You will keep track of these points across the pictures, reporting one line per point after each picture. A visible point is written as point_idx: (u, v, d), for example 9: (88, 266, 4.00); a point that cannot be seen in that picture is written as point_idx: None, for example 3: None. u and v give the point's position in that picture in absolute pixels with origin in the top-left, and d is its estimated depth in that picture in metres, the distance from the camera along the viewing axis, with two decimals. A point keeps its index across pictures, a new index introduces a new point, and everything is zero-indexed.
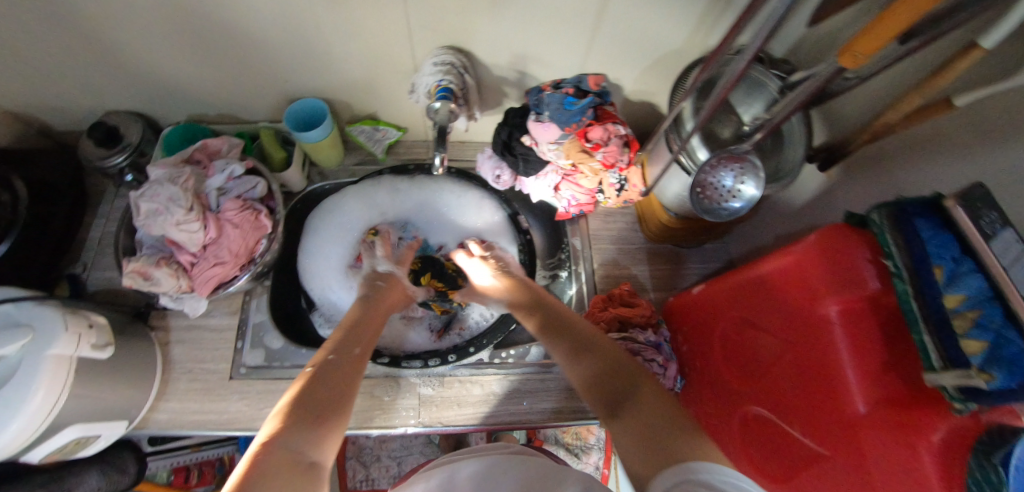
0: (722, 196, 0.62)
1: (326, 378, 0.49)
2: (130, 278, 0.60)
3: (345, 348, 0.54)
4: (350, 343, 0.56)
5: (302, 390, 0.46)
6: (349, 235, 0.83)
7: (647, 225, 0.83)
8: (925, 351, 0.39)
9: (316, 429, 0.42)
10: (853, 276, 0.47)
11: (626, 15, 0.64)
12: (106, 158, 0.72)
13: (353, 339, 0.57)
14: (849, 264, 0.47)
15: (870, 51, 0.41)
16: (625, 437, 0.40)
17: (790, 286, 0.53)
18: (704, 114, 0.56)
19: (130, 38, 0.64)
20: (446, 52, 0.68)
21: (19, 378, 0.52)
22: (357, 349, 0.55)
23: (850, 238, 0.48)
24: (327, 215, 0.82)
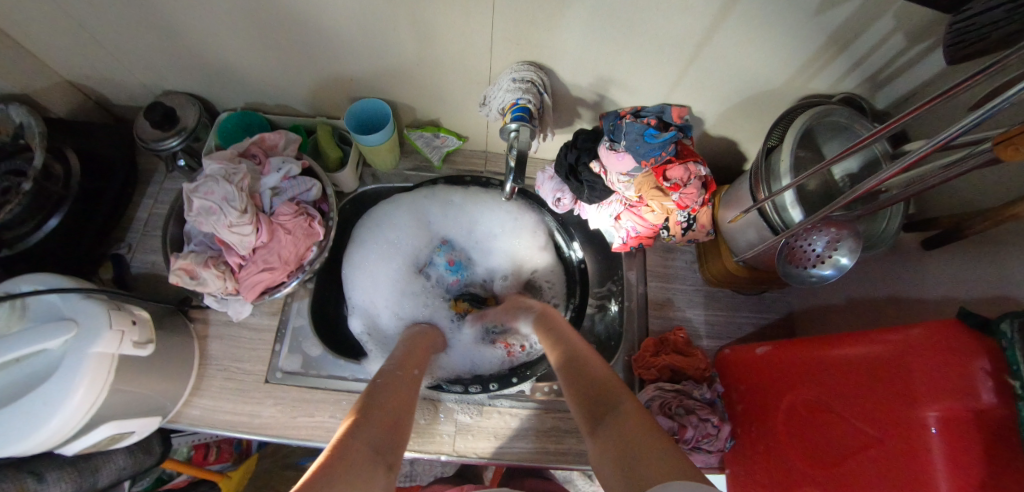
0: (811, 262, 0.56)
1: (390, 386, 0.53)
2: (177, 275, 0.58)
3: (407, 366, 0.59)
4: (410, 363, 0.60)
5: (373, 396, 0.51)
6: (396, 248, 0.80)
7: (709, 267, 0.79)
8: None
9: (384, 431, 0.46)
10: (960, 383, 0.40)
11: (729, 50, 0.59)
12: (160, 139, 0.70)
13: (410, 358, 0.61)
14: (958, 368, 0.40)
15: None
16: (605, 462, 0.43)
17: (882, 376, 0.47)
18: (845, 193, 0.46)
19: (201, 23, 0.61)
20: (527, 68, 0.64)
21: (61, 375, 0.51)
22: (415, 370, 0.60)
23: (964, 339, 0.41)
24: (377, 223, 0.80)
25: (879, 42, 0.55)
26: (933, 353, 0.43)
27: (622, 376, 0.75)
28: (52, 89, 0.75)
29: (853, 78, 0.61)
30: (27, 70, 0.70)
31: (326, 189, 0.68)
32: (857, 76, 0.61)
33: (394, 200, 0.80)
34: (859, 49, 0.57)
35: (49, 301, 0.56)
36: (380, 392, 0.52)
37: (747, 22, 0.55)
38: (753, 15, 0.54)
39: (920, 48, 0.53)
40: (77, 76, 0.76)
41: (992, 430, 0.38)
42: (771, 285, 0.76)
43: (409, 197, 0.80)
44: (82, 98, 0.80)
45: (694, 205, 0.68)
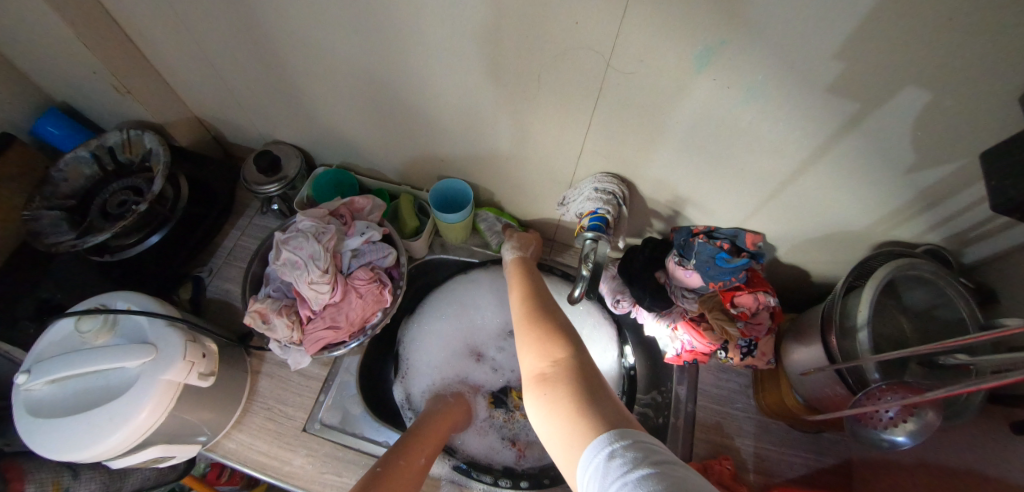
0: (881, 424, 0.53)
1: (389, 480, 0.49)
2: (251, 317, 0.61)
3: (413, 456, 0.55)
4: (417, 451, 0.56)
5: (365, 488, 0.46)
6: (468, 320, 0.80)
7: (763, 395, 0.76)
8: None
9: None
10: None
11: (812, 191, 0.60)
12: (262, 184, 0.77)
13: (416, 446, 0.57)
14: None
15: None
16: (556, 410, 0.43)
17: None
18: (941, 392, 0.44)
19: (325, 94, 0.69)
20: (610, 180, 0.66)
21: (131, 395, 0.54)
22: (422, 459, 0.56)
23: None
24: (456, 292, 0.81)
25: (969, 205, 0.55)
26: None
27: None
28: (182, 123, 0.85)
29: (939, 232, 0.61)
30: (170, 107, 0.82)
31: (399, 258, 0.71)
32: (943, 230, 0.60)
33: (473, 277, 0.81)
34: (948, 208, 0.57)
35: (136, 322, 0.59)
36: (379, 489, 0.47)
37: (835, 168, 0.56)
38: (842, 162, 0.55)
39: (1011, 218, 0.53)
40: (204, 114, 0.86)
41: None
42: (828, 426, 0.73)
43: (489, 275, 0.81)
44: (204, 133, 0.91)
45: (758, 336, 0.68)
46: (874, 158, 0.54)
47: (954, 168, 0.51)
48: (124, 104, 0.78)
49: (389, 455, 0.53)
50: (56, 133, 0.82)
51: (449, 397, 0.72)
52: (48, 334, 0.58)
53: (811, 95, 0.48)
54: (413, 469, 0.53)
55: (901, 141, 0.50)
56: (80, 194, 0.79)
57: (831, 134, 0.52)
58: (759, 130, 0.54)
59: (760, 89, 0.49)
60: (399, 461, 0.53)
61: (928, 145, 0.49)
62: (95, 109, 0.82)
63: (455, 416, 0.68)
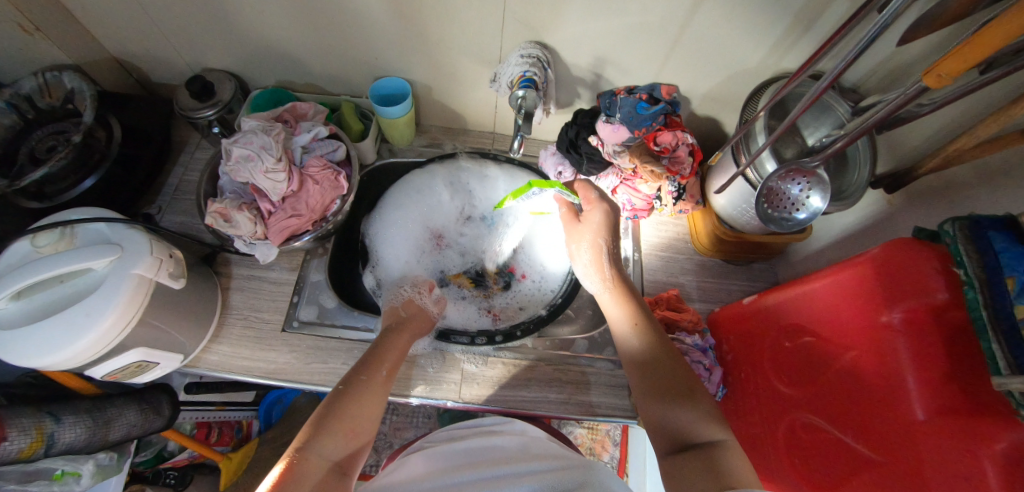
0: (789, 205, 0.63)
1: (351, 398, 0.55)
2: (212, 217, 0.63)
3: (375, 368, 0.59)
4: (378, 363, 0.60)
5: (330, 403, 0.54)
6: (429, 213, 0.84)
7: (700, 238, 0.85)
8: (992, 357, 0.39)
9: (337, 439, 0.51)
10: (917, 285, 0.46)
11: (707, 30, 0.68)
12: (197, 109, 0.78)
13: (383, 356, 0.61)
14: (913, 278, 0.46)
15: (956, 75, 0.43)
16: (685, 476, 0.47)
17: (848, 295, 0.53)
18: (795, 110, 0.57)
19: (243, 5, 0.70)
20: (533, 46, 0.72)
21: (103, 291, 0.55)
22: (384, 371, 0.60)
23: (920, 252, 0.47)
24: (409, 187, 0.83)
25: (836, 18, 0.63)
26: (888, 268, 0.49)
27: None
28: (100, 63, 0.83)
29: None
30: (82, 46, 0.78)
31: (349, 154, 0.74)
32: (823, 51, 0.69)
33: (429, 169, 0.84)
34: (820, 26, 0.65)
35: (96, 231, 0.60)
36: (343, 408, 0.54)
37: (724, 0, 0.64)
38: None
39: None
40: (122, 53, 0.84)
41: (951, 326, 0.43)
42: (757, 255, 0.83)
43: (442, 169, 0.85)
44: (124, 75, 0.88)
45: (683, 171, 0.74)
46: None
47: None
48: (31, 44, 0.74)
49: (356, 369, 0.58)
50: None
51: (400, 309, 0.69)
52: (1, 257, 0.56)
53: None
54: (379, 382, 0.58)
55: None
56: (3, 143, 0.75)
57: None
58: None
59: None
60: (363, 376, 0.58)
61: None
62: None
63: (416, 322, 0.68)
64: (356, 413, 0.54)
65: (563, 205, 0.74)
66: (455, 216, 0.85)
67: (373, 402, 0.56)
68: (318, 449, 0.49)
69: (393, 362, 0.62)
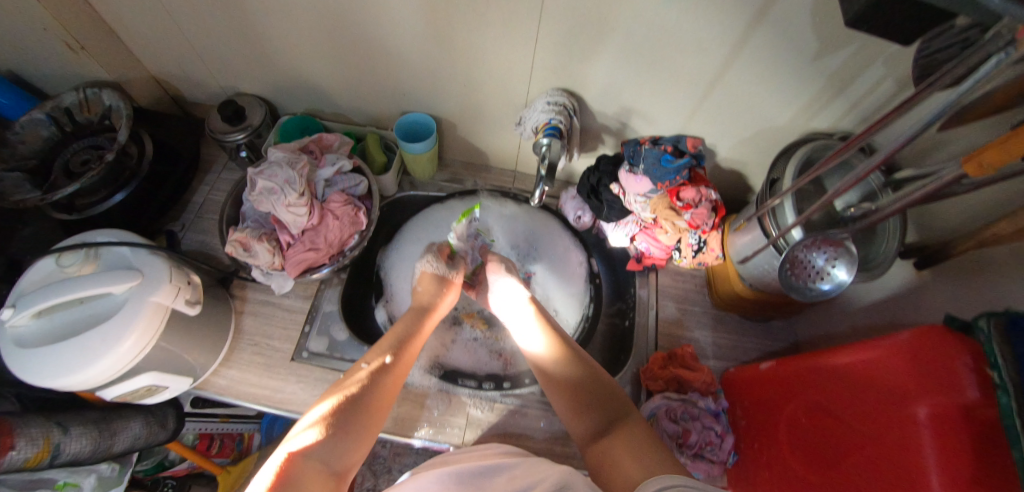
0: (814, 276, 0.62)
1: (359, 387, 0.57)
2: (233, 246, 0.64)
3: (375, 355, 0.62)
4: (381, 348, 0.62)
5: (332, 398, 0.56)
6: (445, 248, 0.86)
7: (718, 292, 0.83)
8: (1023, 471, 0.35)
9: (341, 427, 0.53)
10: (949, 382, 0.43)
11: (737, 88, 0.67)
12: (227, 133, 0.79)
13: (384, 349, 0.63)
14: (946, 373, 0.44)
15: (1002, 164, 0.41)
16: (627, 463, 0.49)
17: (877, 381, 0.51)
18: (846, 183, 0.56)
19: (279, 36, 0.71)
20: (561, 94, 0.73)
21: (121, 317, 0.55)
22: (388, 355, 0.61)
23: (953, 345, 0.44)
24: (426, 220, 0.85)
25: (870, 88, 0.62)
26: (918, 353, 0.47)
27: (630, 387, 0.78)
28: (139, 82, 0.85)
29: (851, 119, 0.68)
30: (124, 65, 0.81)
31: (371, 188, 0.75)
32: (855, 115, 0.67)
33: (448, 206, 0.87)
34: (854, 92, 0.64)
35: (119, 254, 0.60)
36: (351, 397, 0.55)
37: (756, 61, 0.63)
38: (760, 55, 0.62)
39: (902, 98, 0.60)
40: (161, 72, 0.86)
41: (978, 425, 0.40)
42: (776, 313, 0.81)
43: (461, 204, 0.88)
44: (161, 92, 0.91)
45: (704, 226, 0.74)
46: (783, 49, 0.61)
47: (852, 50, 0.59)
48: (77, 61, 0.77)
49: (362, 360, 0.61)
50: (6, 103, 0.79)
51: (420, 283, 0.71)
52: (27, 273, 0.57)
53: None
54: (386, 372, 0.60)
55: (805, 28, 0.57)
56: (40, 156, 0.78)
57: (747, 26, 0.59)
58: (684, 31, 0.61)
59: None
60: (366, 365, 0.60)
61: (828, 29, 0.56)
62: (43, 71, 0.80)
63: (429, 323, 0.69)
64: (363, 399, 0.56)
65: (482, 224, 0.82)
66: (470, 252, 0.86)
67: (385, 390, 0.58)
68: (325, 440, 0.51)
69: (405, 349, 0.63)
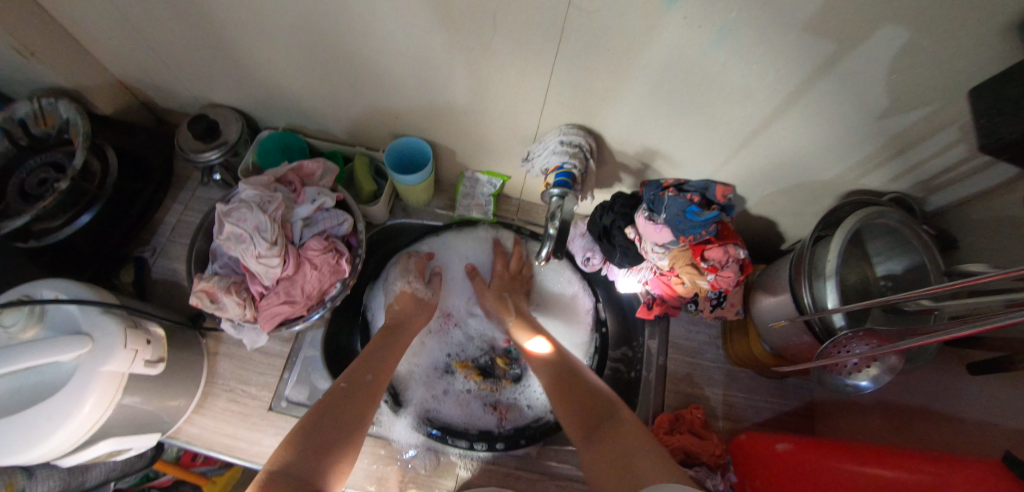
0: (847, 371, 0.54)
1: (334, 411, 0.53)
2: (198, 298, 0.57)
3: (358, 373, 0.59)
4: (364, 369, 0.59)
5: (308, 420, 0.52)
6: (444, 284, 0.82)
7: (733, 346, 0.77)
8: None
9: (310, 454, 0.48)
10: None
11: (782, 140, 0.58)
12: (199, 151, 0.71)
13: (371, 362, 0.61)
14: None
15: None
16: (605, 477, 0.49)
17: None
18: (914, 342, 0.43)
19: (258, 50, 0.62)
20: (576, 131, 0.64)
21: (67, 390, 0.49)
22: (369, 376, 0.59)
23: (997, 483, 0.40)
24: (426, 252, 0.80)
25: (938, 151, 0.53)
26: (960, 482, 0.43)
27: None
28: (104, 88, 0.76)
29: (907, 180, 0.60)
30: (84, 71, 0.71)
31: (357, 224, 0.67)
32: (912, 178, 0.59)
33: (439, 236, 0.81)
34: (917, 155, 0.55)
35: (68, 312, 0.54)
36: (321, 423, 0.52)
37: (809, 114, 0.54)
38: (815, 107, 0.53)
39: (977, 164, 0.52)
40: (128, 78, 0.76)
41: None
42: (795, 373, 0.74)
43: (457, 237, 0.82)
44: (130, 98, 0.81)
45: (727, 287, 0.66)
46: (844, 103, 0.51)
47: (926, 112, 0.49)
48: (28, 67, 0.67)
49: (337, 380, 0.57)
50: None
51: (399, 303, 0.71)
52: None
53: (786, 35, 0.45)
54: (359, 395, 0.56)
55: (876, 84, 0.48)
56: None
57: (806, 77, 0.49)
58: (730, 75, 0.51)
59: (734, 28, 0.45)
60: (343, 384, 0.57)
61: (903, 88, 0.47)
62: None
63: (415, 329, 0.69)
64: (335, 424, 0.52)
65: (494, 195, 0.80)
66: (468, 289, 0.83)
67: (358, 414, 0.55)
68: (291, 467, 0.46)
69: (382, 381, 0.60)
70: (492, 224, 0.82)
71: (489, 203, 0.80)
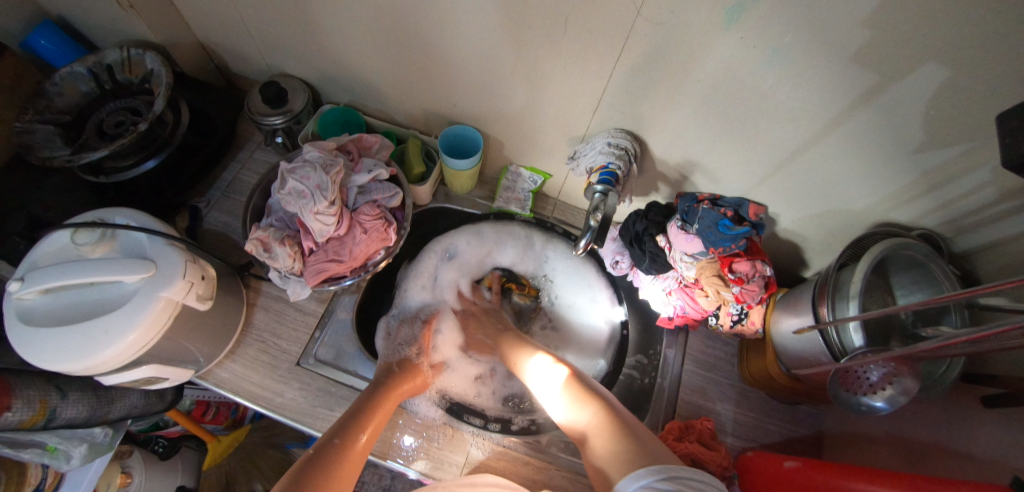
0: (863, 389, 0.56)
1: (321, 466, 0.52)
2: (253, 245, 0.61)
3: (353, 432, 0.56)
4: (359, 427, 0.58)
5: (297, 475, 0.50)
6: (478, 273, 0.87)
7: (748, 365, 0.78)
8: None
9: None
10: None
11: (819, 165, 0.61)
12: (266, 115, 0.76)
13: (364, 419, 0.59)
14: None
15: None
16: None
17: None
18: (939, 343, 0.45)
19: (339, 28, 0.68)
20: (623, 136, 0.67)
21: (126, 310, 0.52)
22: (363, 435, 0.57)
23: None
24: (471, 236, 0.86)
25: (969, 191, 0.55)
26: None
27: None
28: (187, 47, 0.82)
29: (935, 218, 0.61)
30: (172, 29, 0.77)
31: (405, 200, 0.71)
32: (940, 216, 0.60)
33: (477, 225, 0.86)
34: (949, 193, 0.57)
35: (136, 239, 0.57)
36: (311, 479, 0.50)
37: (848, 141, 0.57)
38: (853, 135, 0.56)
39: (1005, 208, 0.53)
40: (209, 41, 0.82)
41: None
42: (806, 400, 0.75)
43: (494, 228, 0.86)
44: (206, 61, 0.87)
45: (750, 302, 0.68)
46: (882, 135, 0.54)
47: (961, 150, 0.51)
48: (125, 19, 0.73)
49: (328, 434, 0.55)
50: (49, 47, 0.76)
51: (394, 364, 0.69)
52: (40, 245, 0.55)
53: (835, 63, 0.48)
54: (354, 449, 0.55)
55: (912, 117, 0.51)
56: (75, 111, 0.74)
57: (849, 105, 0.52)
58: (776, 96, 0.55)
59: (785, 52, 0.49)
60: (335, 439, 0.55)
61: (937, 126, 0.50)
62: (93, 22, 0.77)
63: (409, 383, 0.67)
64: (325, 481, 0.50)
65: (533, 189, 0.85)
66: (500, 278, 0.88)
67: (346, 472, 0.53)
68: None
69: (373, 427, 0.59)
70: (530, 219, 0.86)
71: (528, 198, 0.85)
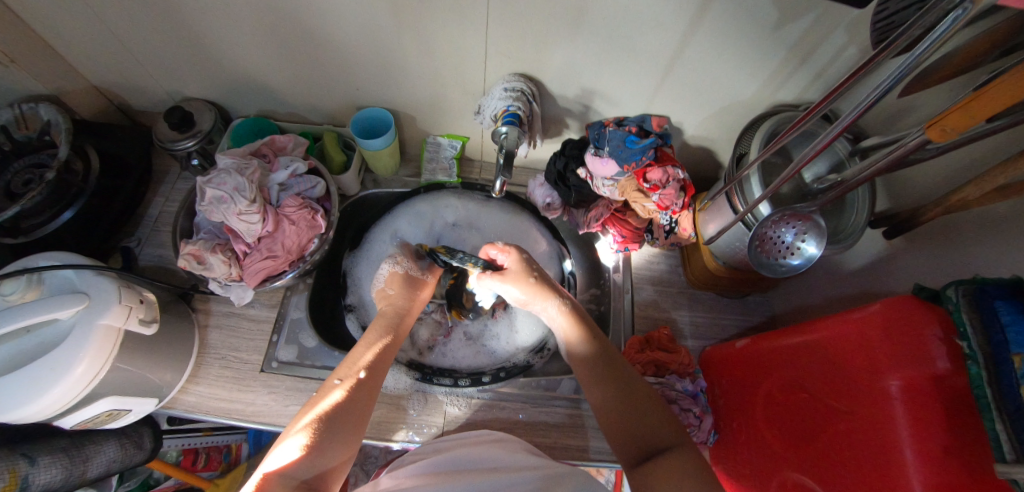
0: (782, 250, 0.61)
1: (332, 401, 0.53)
2: (185, 260, 0.61)
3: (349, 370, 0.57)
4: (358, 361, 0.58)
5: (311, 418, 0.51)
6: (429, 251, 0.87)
7: (691, 269, 0.83)
8: (996, 440, 0.35)
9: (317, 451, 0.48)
10: (920, 352, 0.41)
11: (697, 64, 0.66)
12: (176, 140, 0.76)
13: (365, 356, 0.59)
14: (915, 344, 0.41)
15: (963, 129, 0.38)
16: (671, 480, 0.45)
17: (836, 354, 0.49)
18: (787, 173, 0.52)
19: (223, 38, 0.69)
20: (518, 79, 0.71)
21: (66, 345, 0.52)
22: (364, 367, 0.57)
23: (917, 314, 0.42)
24: (410, 218, 0.86)
25: (828, 54, 0.60)
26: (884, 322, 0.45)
27: None
28: (80, 92, 0.81)
29: (810, 89, 0.67)
30: (60, 77, 0.77)
31: (329, 189, 0.73)
32: (814, 85, 0.65)
33: (410, 203, 0.86)
34: (815, 59, 0.62)
35: (65, 277, 0.58)
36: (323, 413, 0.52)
37: (715, 33, 0.61)
38: (715, 27, 0.60)
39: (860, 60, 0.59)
40: (102, 82, 0.82)
41: (950, 394, 0.39)
42: (750, 289, 0.80)
43: (427, 200, 0.87)
44: (105, 103, 0.87)
45: (675, 206, 0.72)
46: (739, 19, 0.58)
47: (810, 16, 0.56)
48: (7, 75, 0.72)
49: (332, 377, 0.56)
50: None
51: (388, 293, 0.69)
52: None
53: None
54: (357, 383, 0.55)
55: None
56: None
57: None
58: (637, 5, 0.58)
59: None
60: (338, 381, 0.56)
61: None
62: None
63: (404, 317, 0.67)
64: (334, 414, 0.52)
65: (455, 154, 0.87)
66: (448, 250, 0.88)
67: (358, 402, 0.54)
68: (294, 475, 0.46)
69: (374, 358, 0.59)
70: (459, 185, 0.87)
71: (452, 166, 0.88)
